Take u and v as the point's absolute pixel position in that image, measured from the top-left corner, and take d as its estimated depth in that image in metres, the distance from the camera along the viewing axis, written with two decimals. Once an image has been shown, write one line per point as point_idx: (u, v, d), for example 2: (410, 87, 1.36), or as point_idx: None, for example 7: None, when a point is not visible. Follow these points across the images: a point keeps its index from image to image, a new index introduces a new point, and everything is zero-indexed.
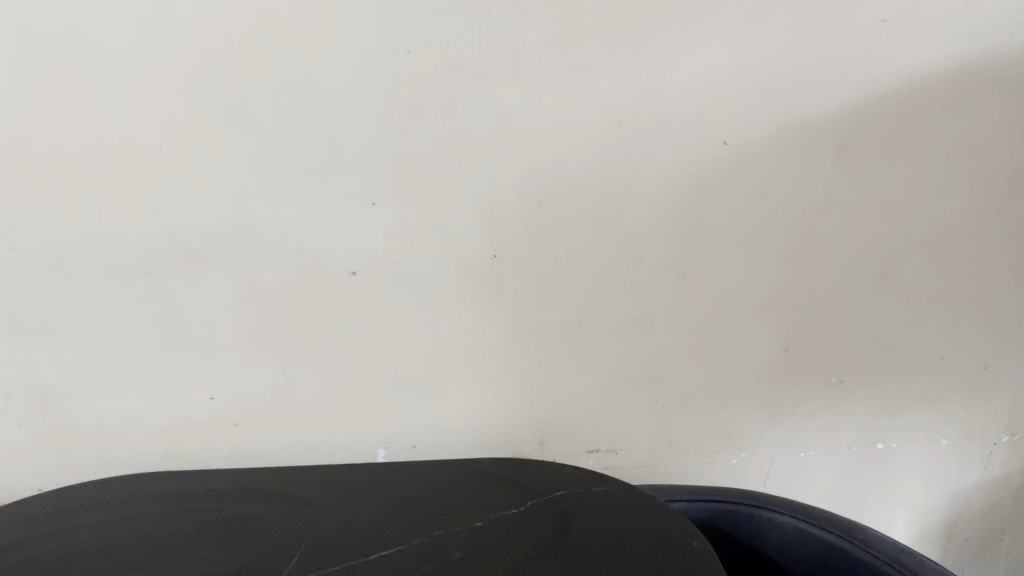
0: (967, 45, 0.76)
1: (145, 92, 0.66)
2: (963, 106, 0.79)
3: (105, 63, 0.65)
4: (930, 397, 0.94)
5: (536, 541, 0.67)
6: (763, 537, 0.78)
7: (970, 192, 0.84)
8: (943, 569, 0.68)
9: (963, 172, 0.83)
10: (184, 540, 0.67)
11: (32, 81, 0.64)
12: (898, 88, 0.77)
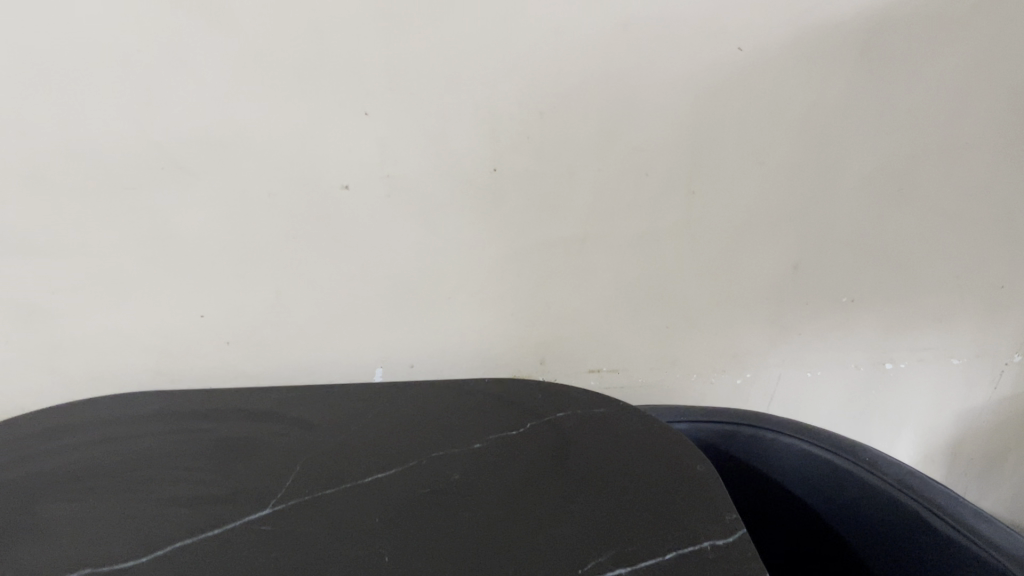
0: None
1: None
2: (997, 8, 0.73)
3: None
4: (942, 317, 0.92)
5: (535, 463, 0.65)
6: (766, 458, 0.77)
7: (998, 102, 0.79)
8: (949, 493, 0.66)
9: (991, 80, 0.78)
10: (177, 461, 0.66)
11: None
12: None
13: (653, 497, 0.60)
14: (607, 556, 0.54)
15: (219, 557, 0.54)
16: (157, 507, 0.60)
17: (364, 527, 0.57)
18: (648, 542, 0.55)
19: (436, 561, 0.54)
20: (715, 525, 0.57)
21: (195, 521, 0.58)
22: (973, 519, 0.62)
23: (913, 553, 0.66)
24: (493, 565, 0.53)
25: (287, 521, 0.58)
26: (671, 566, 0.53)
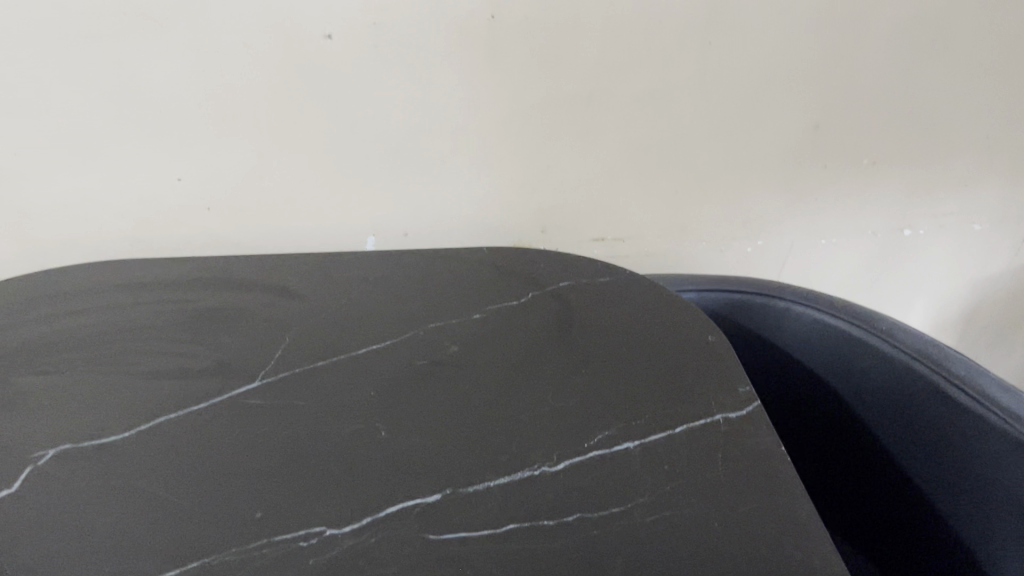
0: None
1: None
2: None
3: None
4: (966, 180, 0.87)
5: (539, 335, 0.62)
6: (778, 329, 0.74)
7: None
8: (968, 361, 0.63)
9: None
10: (158, 333, 0.62)
11: None
12: None
13: (662, 369, 0.57)
14: (614, 431, 0.52)
15: (208, 433, 0.52)
16: (140, 380, 0.57)
17: (359, 401, 0.55)
18: (657, 416, 0.53)
19: (435, 438, 0.51)
20: (727, 397, 0.54)
21: (180, 395, 0.55)
22: (993, 390, 0.59)
23: (927, 426, 0.63)
24: (495, 442, 0.51)
25: (278, 395, 0.55)
26: (681, 442, 0.50)
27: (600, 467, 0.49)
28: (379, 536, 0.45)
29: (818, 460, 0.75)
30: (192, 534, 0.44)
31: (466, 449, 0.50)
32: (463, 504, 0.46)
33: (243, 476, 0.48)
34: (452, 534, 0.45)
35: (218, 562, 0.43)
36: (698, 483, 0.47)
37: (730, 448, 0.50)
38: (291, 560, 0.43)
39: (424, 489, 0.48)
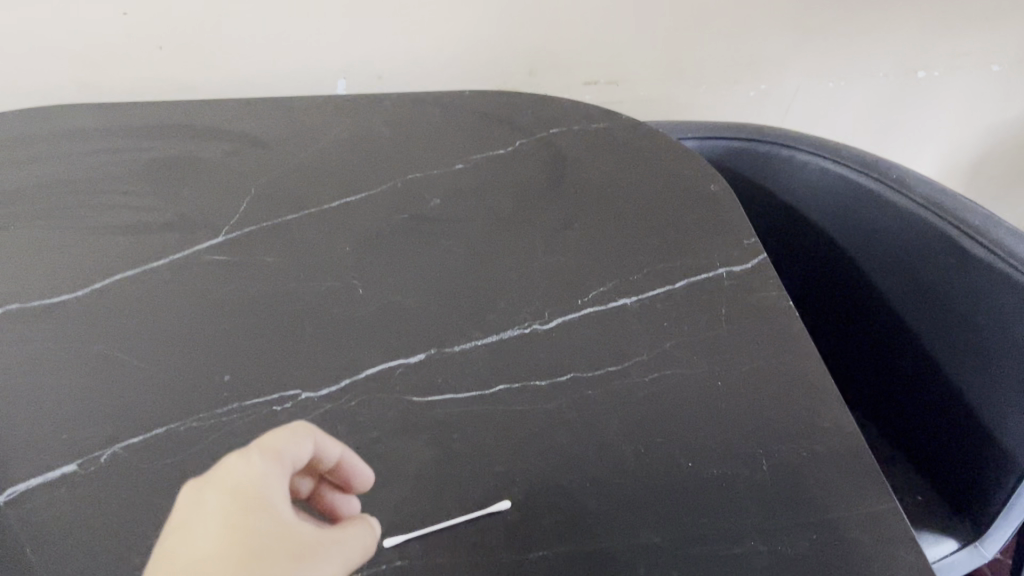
0: None
1: None
2: None
3: None
4: (991, 18, 0.80)
5: (528, 184, 0.57)
6: (784, 178, 0.69)
7: None
8: (984, 212, 0.58)
9: None
10: (110, 184, 0.57)
11: None
12: None
13: (661, 222, 0.53)
14: (609, 287, 0.48)
15: (169, 293, 0.47)
16: (91, 237, 0.52)
17: (333, 257, 0.50)
18: (655, 271, 0.49)
19: (416, 297, 0.47)
20: (731, 250, 0.50)
21: (136, 252, 0.50)
22: (1011, 241, 0.54)
23: (936, 280, 0.59)
24: (480, 301, 0.47)
25: (244, 250, 0.51)
26: (682, 298, 0.47)
27: (596, 326, 0.45)
28: (357, 401, 0.41)
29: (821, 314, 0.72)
30: (156, 401, 0.41)
31: (449, 309, 0.47)
32: (449, 366, 0.43)
33: (208, 339, 0.45)
34: (437, 396, 0.42)
35: (186, 430, 0.40)
36: (701, 341, 0.44)
37: (734, 303, 0.46)
38: (264, 426, 0.40)
39: (405, 349, 0.44)
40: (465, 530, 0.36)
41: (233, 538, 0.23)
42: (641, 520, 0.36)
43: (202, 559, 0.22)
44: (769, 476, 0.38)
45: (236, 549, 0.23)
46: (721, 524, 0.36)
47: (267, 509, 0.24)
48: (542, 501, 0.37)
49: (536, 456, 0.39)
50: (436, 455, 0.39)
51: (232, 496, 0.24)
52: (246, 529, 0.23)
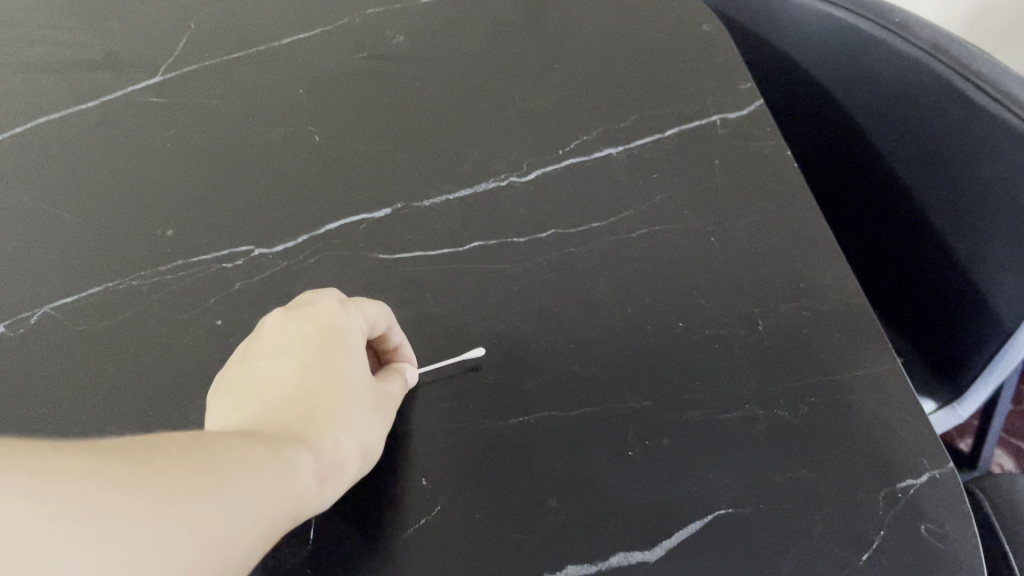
0: None
1: None
2: None
3: None
4: None
5: (504, 21, 0.51)
6: (777, 23, 0.64)
7: None
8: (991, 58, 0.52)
9: None
10: (25, 16, 0.50)
11: None
12: None
13: (651, 66, 0.48)
14: (593, 137, 0.43)
15: (100, 139, 0.42)
16: (7, 75, 0.46)
17: (285, 102, 0.45)
18: (643, 118, 0.44)
19: (380, 146, 0.43)
20: (727, 96, 0.45)
21: (61, 93, 0.45)
22: (1017, 87, 0.49)
23: (934, 132, 0.55)
24: (449, 150, 0.43)
25: (185, 92, 0.45)
26: (672, 148, 0.43)
27: (579, 179, 0.41)
28: (318, 258, 0.38)
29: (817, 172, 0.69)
30: (90, 258, 0.37)
31: (416, 159, 0.42)
32: (418, 220, 0.39)
33: (149, 190, 0.40)
34: (406, 254, 0.38)
35: (126, 288, 0.36)
36: (694, 195, 0.40)
37: (729, 154, 0.42)
38: (214, 285, 0.36)
39: (369, 203, 0.40)
40: (439, 395, 0.33)
41: (328, 371, 0.30)
42: (628, 384, 0.34)
43: (300, 380, 0.29)
44: (765, 338, 0.35)
45: (321, 378, 0.29)
46: (714, 387, 0.33)
47: (351, 353, 0.31)
48: (522, 364, 0.34)
49: (514, 319, 0.36)
50: (406, 318, 0.36)
51: (329, 337, 0.31)
52: (333, 366, 0.30)
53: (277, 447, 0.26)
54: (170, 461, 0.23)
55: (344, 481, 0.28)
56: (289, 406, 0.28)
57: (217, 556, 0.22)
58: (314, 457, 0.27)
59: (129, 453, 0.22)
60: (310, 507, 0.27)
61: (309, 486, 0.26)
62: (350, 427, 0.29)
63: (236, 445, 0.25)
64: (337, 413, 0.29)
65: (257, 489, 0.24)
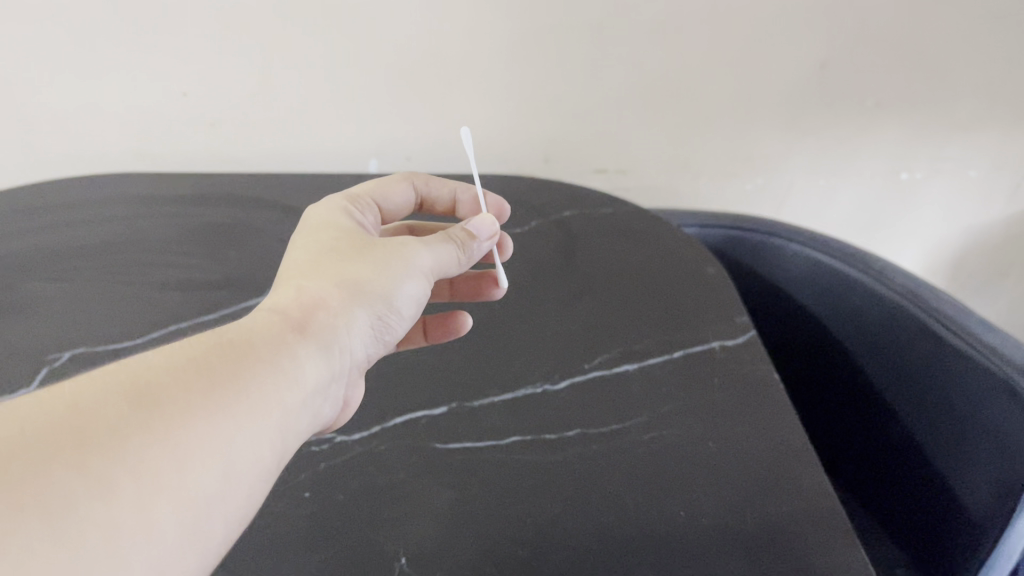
0: None
1: None
2: None
3: None
4: (966, 126, 0.83)
5: (544, 262, 0.64)
6: (775, 264, 0.75)
7: None
8: (963, 304, 0.62)
9: None
10: (160, 245, 0.62)
11: None
12: None
13: (664, 300, 0.59)
14: (614, 355, 0.53)
15: None
16: (147, 292, 0.57)
17: None
18: (656, 341, 0.54)
19: (441, 357, 0.53)
20: (725, 326, 0.56)
21: (190, 306, 0.56)
22: (986, 334, 0.58)
23: (916, 360, 0.64)
24: (498, 364, 0.53)
25: None
26: (679, 366, 0.52)
27: (602, 388, 0.51)
28: (387, 445, 0.47)
29: (818, 392, 0.78)
30: None
31: (472, 371, 0.52)
32: (469, 419, 0.48)
33: None
34: (457, 445, 0.47)
35: None
36: (696, 405, 0.49)
37: (725, 373, 0.51)
38: (305, 462, 0.46)
39: (430, 403, 0.50)
40: (482, 561, 0.40)
41: (305, 248, 0.42)
42: (640, 562, 0.41)
43: (287, 264, 0.41)
44: (755, 528, 0.42)
45: (296, 251, 0.42)
46: (713, 567, 0.40)
47: (321, 219, 0.44)
48: (552, 540, 0.41)
49: (546, 501, 0.43)
50: (456, 497, 0.44)
51: (310, 223, 0.44)
52: (307, 240, 0.42)
53: (242, 334, 0.34)
54: (84, 400, 0.28)
55: (321, 336, 0.37)
56: (278, 280, 0.40)
57: (190, 456, 0.28)
58: (277, 332, 0.35)
59: (34, 418, 0.26)
60: (288, 370, 0.34)
61: (281, 358, 0.34)
62: (319, 281, 0.39)
63: (153, 360, 0.30)
64: (307, 266, 0.40)
65: (210, 389, 0.30)
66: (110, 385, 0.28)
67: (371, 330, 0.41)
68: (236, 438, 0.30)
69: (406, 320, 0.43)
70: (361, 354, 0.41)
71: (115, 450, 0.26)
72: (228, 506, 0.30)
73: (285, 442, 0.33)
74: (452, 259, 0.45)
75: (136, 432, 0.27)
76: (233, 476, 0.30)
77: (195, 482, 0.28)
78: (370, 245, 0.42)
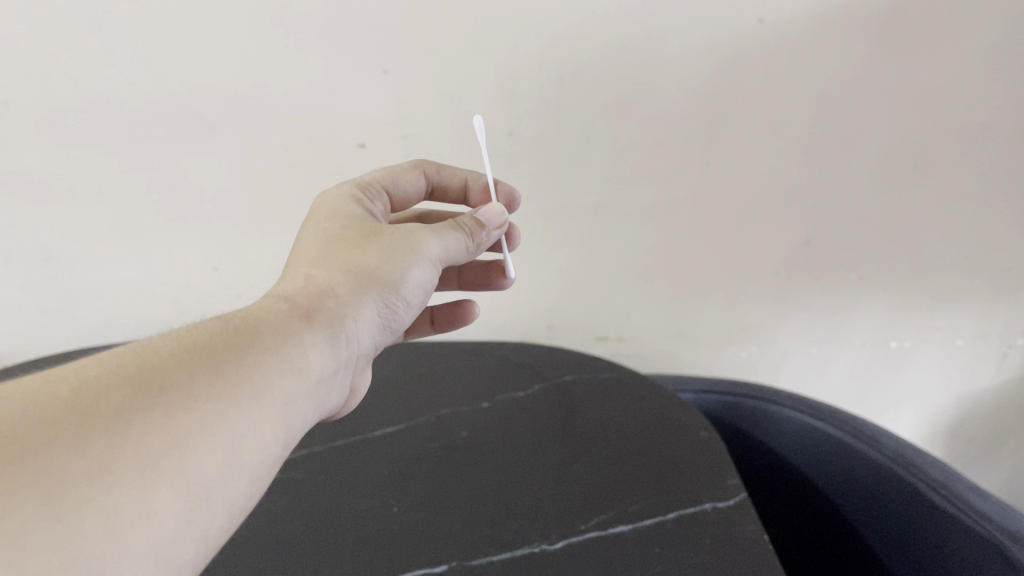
0: None
1: None
2: None
3: None
4: (948, 299, 0.88)
5: (544, 425, 0.68)
6: (769, 429, 0.78)
7: None
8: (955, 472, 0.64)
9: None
10: None
11: None
12: None
13: (658, 463, 0.61)
14: (608, 515, 0.55)
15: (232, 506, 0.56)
16: None
17: (373, 479, 0.61)
18: (649, 503, 0.57)
19: (443, 516, 0.56)
20: (717, 488, 0.58)
21: None
22: (977, 500, 0.60)
23: (911, 524, 0.65)
24: (497, 524, 0.55)
25: (301, 469, 0.62)
26: (672, 528, 0.54)
27: (597, 548, 0.52)
28: None
29: (820, 556, 0.78)
30: None
31: (472, 529, 0.54)
32: None
33: (267, 540, 0.54)
34: None
35: None
36: (688, 567, 0.50)
37: (716, 535, 0.53)
38: None
39: (430, 561, 0.52)
40: None
41: (319, 239, 0.50)
42: None
43: (304, 250, 0.50)
44: None
45: (311, 241, 0.51)
46: None
47: (336, 213, 0.53)
48: None
49: None
50: None
51: (323, 217, 0.53)
52: (320, 233, 0.51)
53: (248, 326, 0.40)
54: (93, 387, 0.32)
55: (328, 324, 0.44)
56: (296, 263, 0.49)
57: (190, 438, 0.32)
58: (277, 332, 0.40)
59: (46, 401, 0.31)
60: (286, 363, 0.39)
61: (281, 351, 0.40)
62: (331, 271, 0.47)
63: (162, 352, 0.35)
64: (322, 254, 0.49)
65: (210, 380, 0.35)
66: (117, 372, 0.33)
67: (370, 321, 0.49)
68: (234, 425, 0.35)
69: (411, 304, 0.52)
70: (366, 339, 0.49)
71: (118, 433, 0.30)
72: (229, 490, 0.34)
73: (287, 429, 0.39)
74: (463, 246, 0.55)
75: (142, 411, 0.32)
76: (234, 462, 0.34)
77: (198, 465, 0.32)
78: (378, 235, 0.51)
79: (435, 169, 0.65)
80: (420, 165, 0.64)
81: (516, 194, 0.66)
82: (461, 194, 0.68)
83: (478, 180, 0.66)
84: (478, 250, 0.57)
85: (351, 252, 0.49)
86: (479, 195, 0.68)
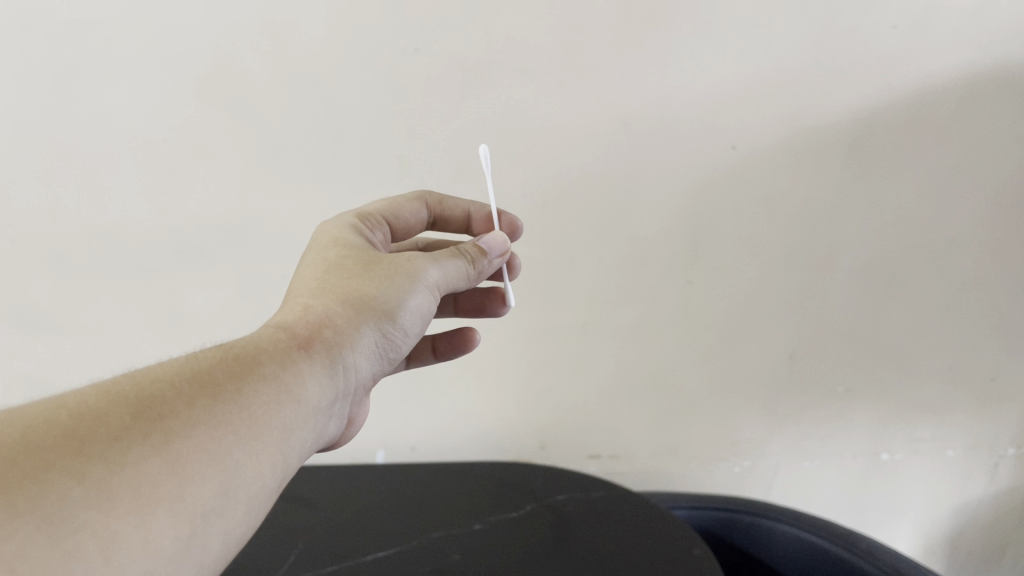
0: (1004, 51, 0.66)
1: (149, 98, 0.66)
2: (991, 110, 0.69)
3: (110, 70, 0.65)
4: (936, 409, 0.89)
5: (537, 546, 0.67)
6: (765, 545, 0.77)
7: (997, 203, 0.75)
8: None
9: (987, 178, 0.73)
10: None
11: (40, 90, 0.65)
12: (923, 96, 0.68)
13: None
14: None
15: None
16: None
17: None
18: None
19: None
20: None
21: None
22: None
23: None
24: None
25: None
26: None
27: None
28: None
29: None
30: None
31: None
32: None
33: None
34: None
35: None
36: None
37: None
38: None
39: None
40: None
41: (319, 267, 0.52)
42: None
43: (305, 278, 0.51)
44: None
45: (307, 269, 0.52)
46: None
47: (336, 241, 0.55)
48: None
49: None
50: None
51: (323, 246, 0.55)
52: (318, 262, 0.53)
53: (248, 356, 0.42)
54: (92, 415, 0.34)
55: (325, 353, 0.45)
56: (296, 291, 0.50)
57: (186, 464, 0.34)
58: (274, 362, 0.42)
59: (48, 429, 0.33)
60: (281, 390, 0.41)
61: (280, 381, 0.42)
62: (328, 300, 0.49)
63: (161, 381, 0.38)
64: (319, 283, 0.50)
65: (206, 407, 0.37)
66: (117, 401, 0.36)
67: (370, 351, 0.50)
68: (231, 451, 0.37)
69: (411, 334, 0.53)
70: (365, 370, 0.50)
71: (116, 461, 0.33)
72: (225, 522, 0.36)
73: (284, 459, 0.40)
74: (464, 273, 0.56)
75: (139, 439, 0.34)
76: (231, 493, 0.36)
77: (195, 496, 0.34)
78: (377, 264, 0.52)
79: (437, 200, 0.66)
80: (422, 196, 0.65)
81: (519, 223, 0.67)
82: (466, 227, 0.68)
83: (480, 209, 0.67)
84: (481, 277, 0.58)
85: (351, 280, 0.51)
86: (482, 227, 0.68)
